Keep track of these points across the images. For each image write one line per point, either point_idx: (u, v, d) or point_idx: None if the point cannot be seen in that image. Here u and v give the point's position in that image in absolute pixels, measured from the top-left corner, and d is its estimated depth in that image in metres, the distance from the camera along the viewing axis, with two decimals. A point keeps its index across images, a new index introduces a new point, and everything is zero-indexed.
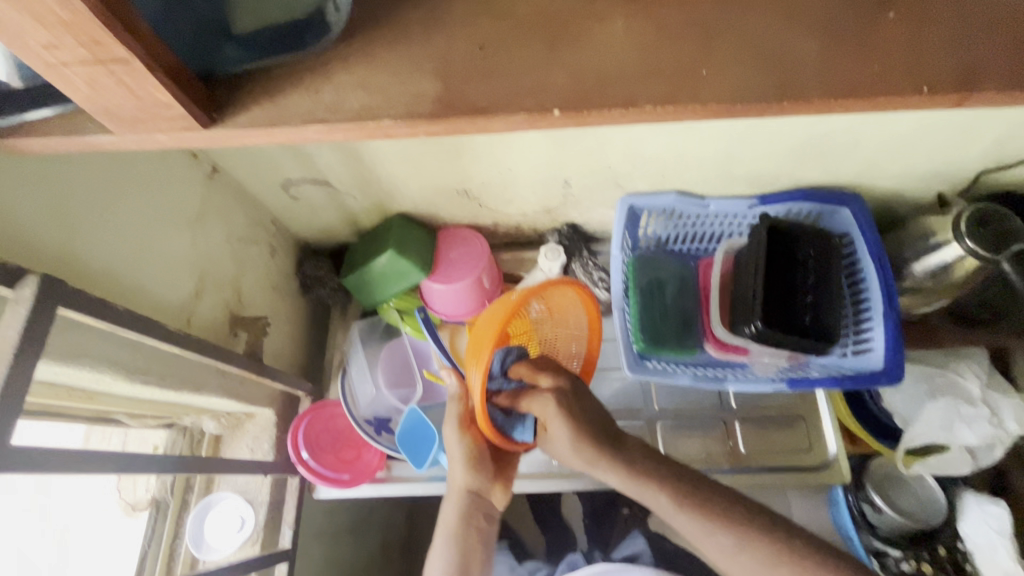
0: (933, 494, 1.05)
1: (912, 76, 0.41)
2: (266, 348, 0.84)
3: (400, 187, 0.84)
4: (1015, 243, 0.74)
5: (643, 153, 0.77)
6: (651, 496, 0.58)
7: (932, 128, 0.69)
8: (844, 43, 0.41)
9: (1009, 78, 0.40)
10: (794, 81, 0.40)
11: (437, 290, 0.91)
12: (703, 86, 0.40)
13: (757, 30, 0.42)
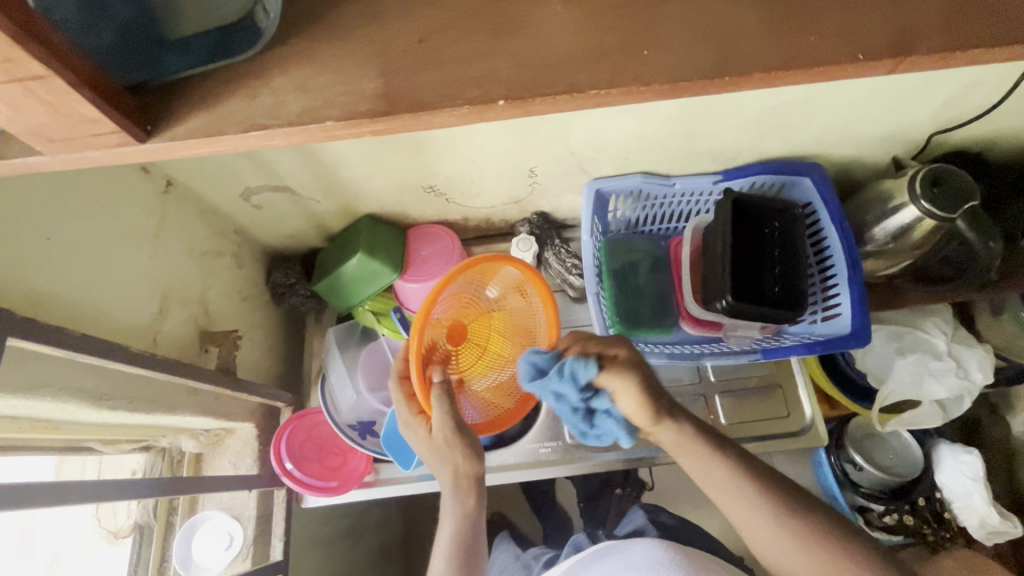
0: (908, 447, 1.11)
1: (850, 43, 0.42)
2: (240, 359, 0.83)
3: (365, 188, 0.83)
4: (969, 202, 0.76)
5: (607, 137, 0.77)
6: (677, 445, 0.60)
7: (883, 92, 0.71)
8: (780, 12, 0.42)
9: (943, 40, 0.41)
10: (734, 54, 0.41)
11: (413, 288, 0.91)
12: (646, 65, 0.40)
13: (694, 4, 0.42)
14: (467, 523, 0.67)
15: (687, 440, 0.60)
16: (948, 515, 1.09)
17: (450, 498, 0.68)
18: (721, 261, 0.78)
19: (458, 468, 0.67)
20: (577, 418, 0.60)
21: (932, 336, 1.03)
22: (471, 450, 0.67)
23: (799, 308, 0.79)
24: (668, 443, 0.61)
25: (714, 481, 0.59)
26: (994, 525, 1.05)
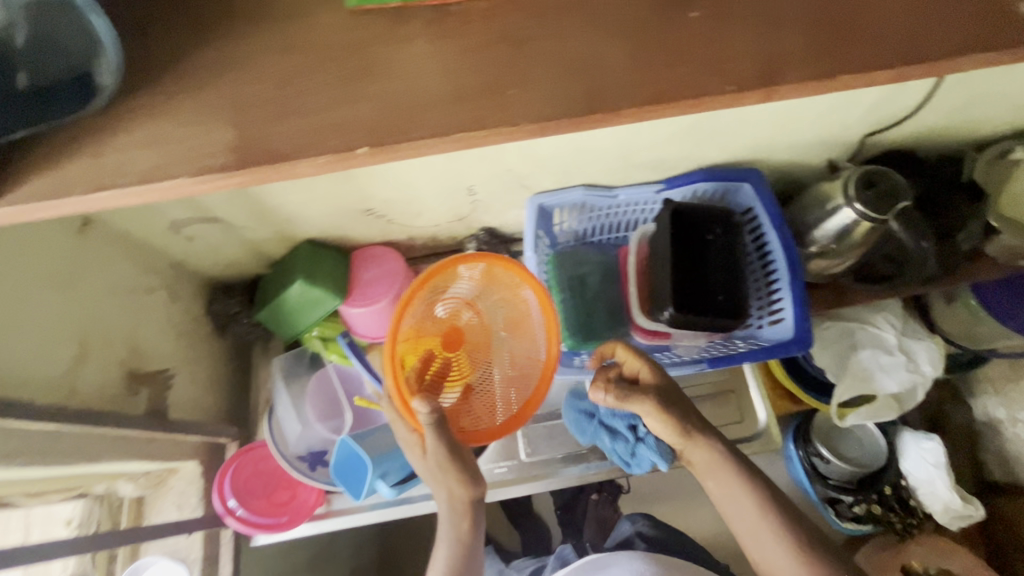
0: (873, 439, 1.14)
1: (720, 75, 0.43)
2: (171, 399, 0.78)
3: (301, 214, 0.80)
4: (902, 201, 0.77)
5: (541, 153, 0.76)
6: (707, 463, 0.69)
7: (802, 105, 0.73)
8: (647, 44, 0.43)
9: (807, 71, 0.43)
10: (599, 92, 0.42)
11: (358, 313, 0.88)
12: (511, 106, 0.42)
13: (565, 41, 0.43)
14: (462, 546, 0.67)
15: (717, 459, 0.69)
16: (913, 502, 1.11)
17: (445, 523, 0.68)
18: (665, 273, 0.79)
19: (456, 493, 0.68)
20: (624, 449, 0.84)
21: (882, 331, 1.05)
22: (467, 475, 0.67)
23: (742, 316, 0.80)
24: (700, 462, 0.70)
25: (732, 497, 0.68)
26: (959, 509, 1.06)
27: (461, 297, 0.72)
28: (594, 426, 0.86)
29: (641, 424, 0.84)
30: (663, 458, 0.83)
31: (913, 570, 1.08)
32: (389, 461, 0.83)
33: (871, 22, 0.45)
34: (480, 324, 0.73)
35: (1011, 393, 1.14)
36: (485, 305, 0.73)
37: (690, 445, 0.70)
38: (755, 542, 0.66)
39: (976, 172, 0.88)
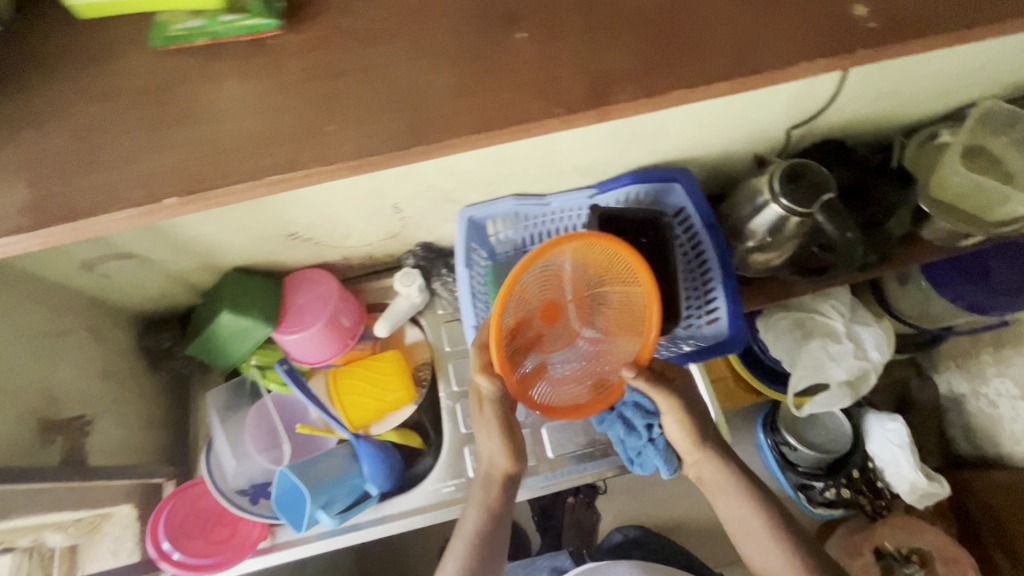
0: (839, 424, 1.14)
1: (545, 96, 0.43)
2: (92, 445, 0.76)
3: (222, 244, 0.78)
4: (825, 194, 0.76)
5: (462, 167, 0.75)
6: (713, 474, 0.76)
7: (725, 101, 0.72)
8: (468, 63, 0.44)
9: (636, 87, 0.43)
10: (424, 115, 0.43)
11: (292, 340, 0.86)
12: (324, 143, 0.43)
13: (389, 64, 0.44)
14: (495, 521, 0.72)
15: (725, 476, 0.76)
16: (880, 484, 1.11)
17: (487, 496, 0.74)
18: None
19: (494, 456, 0.75)
20: (633, 446, 0.85)
21: (830, 319, 1.05)
22: (511, 437, 0.74)
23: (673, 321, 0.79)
24: (709, 478, 0.77)
25: (733, 507, 0.75)
26: (925, 489, 1.05)
27: (567, 276, 0.69)
28: (616, 414, 0.86)
29: (658, 429, 0.84)
30: (664, 466, 0.84)
31: (886, 550, 1.06)
32: (330, 491, 0.83)
33: (698, 30, 0.45)
34: (579, 304, 0.71)
35: (972, 367, 1.17)
36: (595, 287, 0.71)
37: (702, 458, 0.77)
38: (756, 548, 0.72)
39: (906, 157, 0.88)
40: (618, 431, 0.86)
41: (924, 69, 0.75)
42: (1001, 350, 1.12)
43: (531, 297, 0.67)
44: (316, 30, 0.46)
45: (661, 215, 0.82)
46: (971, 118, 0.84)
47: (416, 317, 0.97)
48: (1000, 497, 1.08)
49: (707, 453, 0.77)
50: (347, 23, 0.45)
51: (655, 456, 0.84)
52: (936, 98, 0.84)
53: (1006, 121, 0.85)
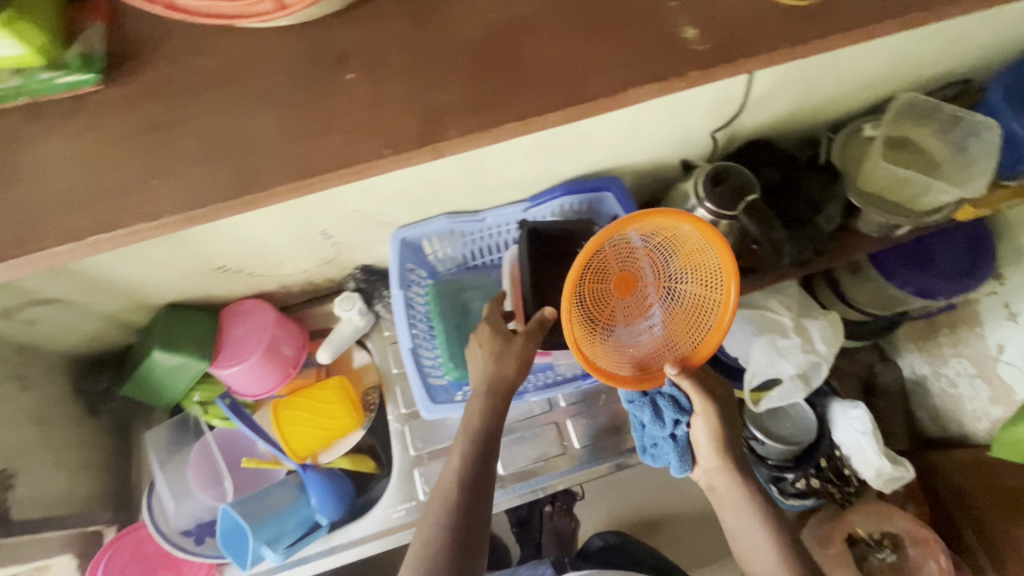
0: (806, 415, 1.13)
1: (380, 137, 0.41)
2: (22, 498, 0.74)
3: (148, 282, 0.77)
4: (748, 196, 0.77)
5: (385, 191, 0.74)
6: (727, 486, 0.73)
7: (645, 107, 0.72)
8: (298, 113, 0.42)
9: (467, 120, 0.41)
10: (249, 167, 0.42)
11: (231, 373, 0.84)
12: (146, 199, 0.42)
13: (214, 119, 0.43)
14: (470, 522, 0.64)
15: (737, 488, 0.72)
16: (847, 471, 1.10)
17: (459, 490, 0.65)
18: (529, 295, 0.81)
19: (504, 370, 0.71)
20: (651, 434, 0.78)
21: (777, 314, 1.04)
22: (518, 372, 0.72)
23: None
24: (722, 488, 0.73)
25: (744, 526, 0.71)
26: (890, 473, 1.05)
27: (651, 260, 0.74)
28: (646, 401, 0.75)
29: (682, 429, 0.75)
30: (678, 465, 0.77)
31: (858, 538, 1.10)
32: (272, 526, 0.81)
33: (536, 62, 0.42)
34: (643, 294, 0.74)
35: (932, 350, 1.19)
36: (674, 276, 0.72)
37: (717, 465, 0.73)
38: (757, 559, 0.69)
39: (834, 150, 0.88)
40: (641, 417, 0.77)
41: (836, 65, 0.75)
42: (956, 333, 1.13)
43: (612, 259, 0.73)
44: (143, 81, 0.43)
45: (594, 225, 0.85)
46: (892, 110, 0.85)
47: (362, 340, 0.96)
48: (971, 476, 1.08)
49: (728, 462, 0.72)
50: (172, 71, 0.43)
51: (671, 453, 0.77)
52: (859, 94, 0.85)
53: (926, 110, 0.86)
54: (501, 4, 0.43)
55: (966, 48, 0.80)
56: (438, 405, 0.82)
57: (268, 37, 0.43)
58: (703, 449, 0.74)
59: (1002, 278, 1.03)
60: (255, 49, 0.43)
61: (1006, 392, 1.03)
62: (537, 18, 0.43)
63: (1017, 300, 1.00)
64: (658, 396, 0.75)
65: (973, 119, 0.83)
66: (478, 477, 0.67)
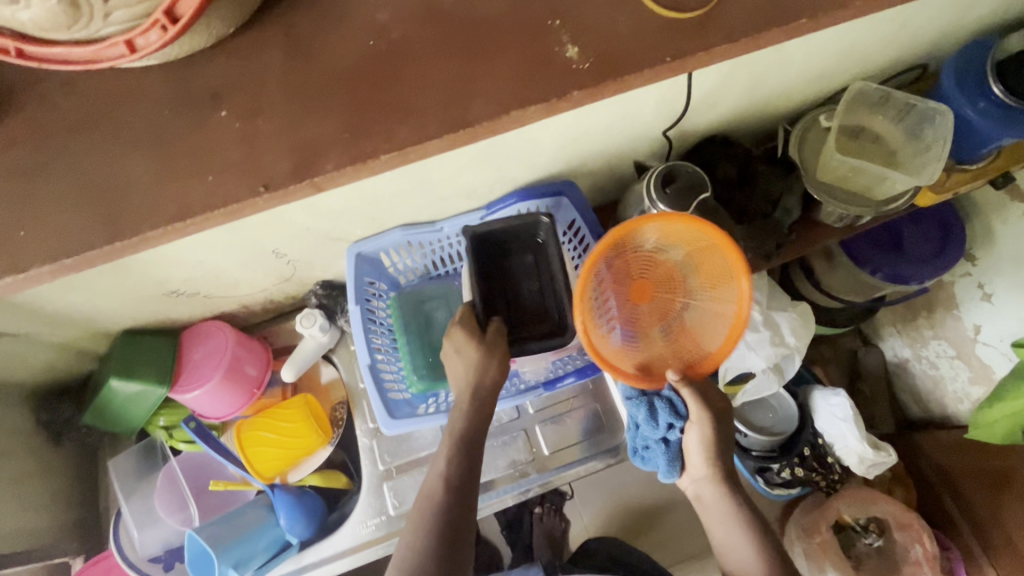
0: (786, 403, 1.09)
1: (253, 176, 0.44)
2: None
3: (96, 310, 0.75)
4: (701, 194, 0.76)
5: (333, 208, 0.73)
6: (713, 494, 0.71)
7: (592, 111, 0.69)
8: (175, 154, 0.44)
9: (342, 153, 0.44)
10: (123, 210, 0.44)
11: (193, 397, 0.83)
12: (24, 248, 0.44)
13: (98, 159, 0.45)
14: (455, 524, 0.62)
15: (725, 499, 0.70)
16: (830, 459, 1.06)
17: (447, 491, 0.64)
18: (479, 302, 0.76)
19: (483, 376, 0.69)
20: (643, 436, 0.78)
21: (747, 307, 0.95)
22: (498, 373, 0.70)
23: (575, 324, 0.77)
24: (708, 498, 0.72)
25: (727, 533, 0.69)
26: (873, 458, 1.02)
27: (671, 273, 0.71)
28: (642, 403, 0.76)
29: (674, 434, 0.75)
30: (667, 471, 0.76)
31: (845, 523, 1.08)
32: (238, 550, 0.81)
33: (410, 89, 0.45)
34: (660, 306, 0.71)
35: (912, 332, 1.16)
36: (691, 288, 0.71)
37: (705, 476, 0.72)
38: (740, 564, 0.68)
39: (791, 144, 0.86)
40: (637, 418, 0.78)
41: (787, 58, 0.72)
42: (934, 315, 1.10)
43: (631, 266, 0.71)
44: (12, 127, 0.46)
45: (541, 217, 0.79)
46: (844, 100, 0.82)
47: (329, 354, 0.95)
48: (958, 459, 1.07)
49: (715, 474, 0.71)
50: (48, 116, 0.46)
51: (661, 458, 0.76)
52: (817, 83, 0.82)
53: (880, 98, 0.83)
54: (377, 30, 0.46)
55: (925, 30, 0.77)
56: (396, 420, 0.84)
57: (143, 75, 0.46)
58: (694, 458, 0.73)
59: (974, 259, 1.01)
60: (138, 89, 0.45)
61: (984, 372, 1.02)
62: (412, 44, 0.46)
63: (990, 280, 0.99)
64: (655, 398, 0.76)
65: (925, 106, 0.79)
66: (466, 480, 0.66)
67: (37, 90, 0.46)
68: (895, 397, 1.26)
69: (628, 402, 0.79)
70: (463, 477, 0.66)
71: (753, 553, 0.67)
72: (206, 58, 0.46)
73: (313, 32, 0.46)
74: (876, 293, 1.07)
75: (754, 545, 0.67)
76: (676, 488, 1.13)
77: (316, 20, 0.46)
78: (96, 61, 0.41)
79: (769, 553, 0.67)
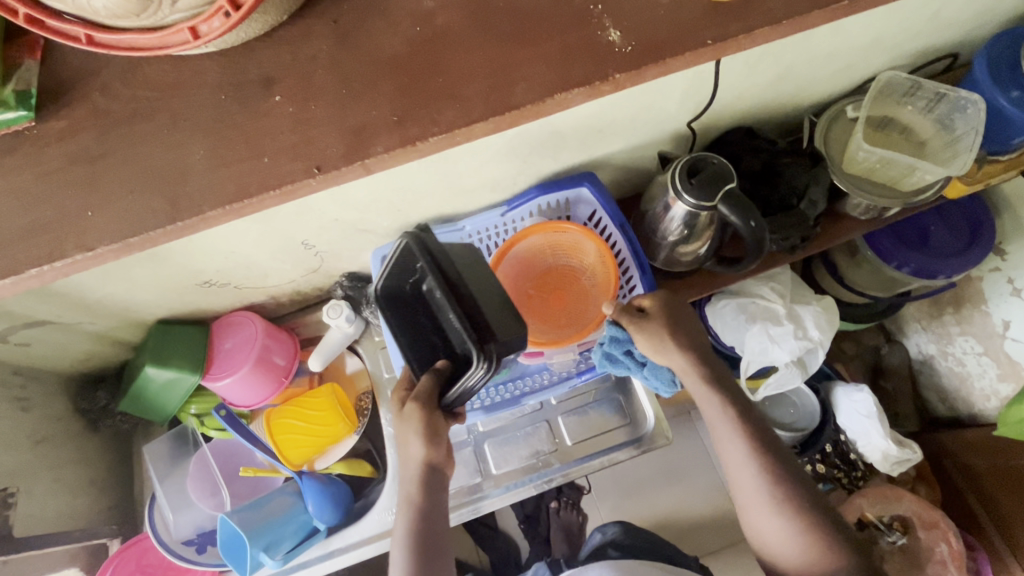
0: (808, 399, 1.08)
1: (305, 159, 0.45)
2: (23, 516, 0.76)
3: (133, 299, 0.78)
4: (726, 184, 0.72)
5: (363, 201, 0.74)
6: (714, 412, 0.68)
7: (617, 101, 0.69)
8: (229, 137, 0.46)
9: (390, 138, 0.45)
10: (177, 193, 0.46)
11: (225, 384, 0.86)
12: (85, 228, 0.46)
13: (150, 146, 0.46)
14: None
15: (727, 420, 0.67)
16: (853, 455, 1.07)
17: (409, 560, 0.68)
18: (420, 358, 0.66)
19: (409, 451, 0.67)
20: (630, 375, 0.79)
21: (771, 302, 0.94)
22: (431, 437, 0.66)
23: (481, 338, 0.56)
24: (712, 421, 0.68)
25: (733, 457, 0.66)
26: (897, 455, 1.01)
27: (552, 252, 0.85)
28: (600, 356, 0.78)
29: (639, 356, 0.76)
30: (669, 386, 0.78)
31: (868, 521, 1.03)
32: (267, 534, 0.82)
33: (452, 77, 0.46)
34: (560, 279, 0.86)
35: (938, 329, 1.14)
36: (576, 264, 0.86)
37: (705, 398, 0.68)
38: (747, 490, 0.65)
39: (817, 137, 0.84)
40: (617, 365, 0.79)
41: (815, 47, 0.71)
42: (961, 310, 1.08)
43: (525, 278, 0.86)
44: (76, 115, 0.47)
45: (417, 234, 0.60)
46: (872, 91, 0.80)
47: (354, 346, 0.97)
48: (981, 458, 1.05)
49: (716, 391, 0.68)
50: (107, 103, 0.47)
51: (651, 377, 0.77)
52: (847, 73, 0.81)
53: (909, 89, 0.81)
54: (423, 18, 0.47)
55: (960, 16, 0.76)
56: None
57: (196, 62, 0.47)
58: (713, 414, 0.68)
59: (1003, 253, 0.99)
60: (188, 76, 0.47)
61: (1014, 369, 1.00)
62: (457, 32, 0.47)
63: (1021, 275, 0.97)
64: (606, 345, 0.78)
65: (956, 95, 0.78)
66: (427, 541, 0.69)
67: (96, 80, 0.47)
68: (920, 395, 1.24)
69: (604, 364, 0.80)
70: (422, 541, 0.68)
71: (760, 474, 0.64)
72: (260, 45, 0.47)
73: (359, 20, 0.47)
74: (902, 288, 1.05)
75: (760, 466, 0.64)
76: (696, 481, 1.13)
77: (361, 9, 0.47)
78: (163, 47, 0.43)
79: (775, 473, 0.64)
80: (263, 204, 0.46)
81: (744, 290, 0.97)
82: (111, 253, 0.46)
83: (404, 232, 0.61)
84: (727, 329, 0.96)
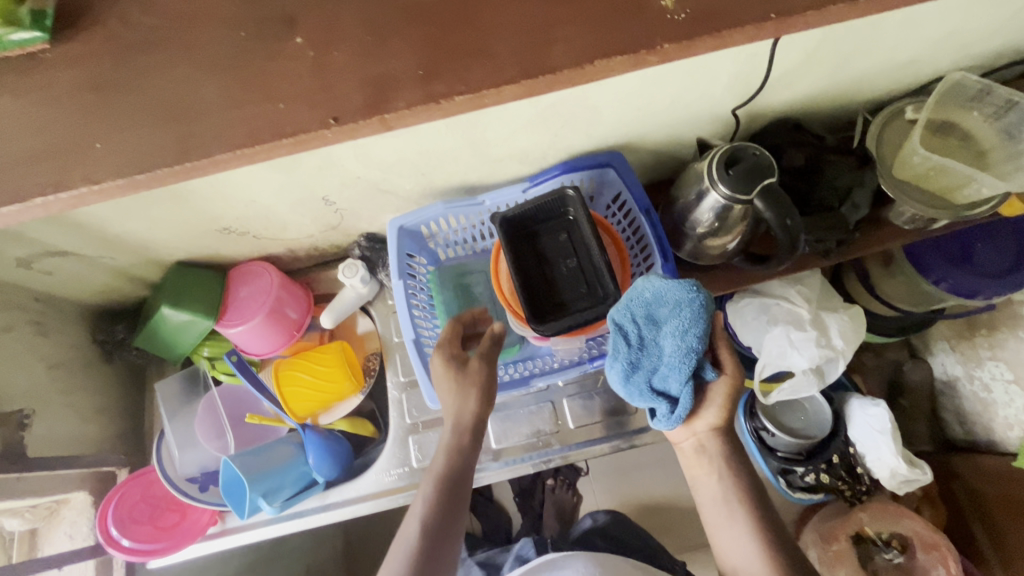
0: (820, 407, 1.04)
1: (321, 109, 0.44)
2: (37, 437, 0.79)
3: (152, 237, 0.78)
4: (765, 179, 0.68)
5: (384, 160, 0.72)
6: (712, 464, 0.66)
7: (657, 78, 0.65)
8: (242, 78, 0.44)
9: (410, 93, 0.43)
10: (186, 134, 0.44)
11: (236, 332, 0.86)
12: (91, 157, 0.45)
13: (162, 79, 0.45)
14: (442, 523, 0.64)
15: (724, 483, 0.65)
16: (859, 469, 1.02)
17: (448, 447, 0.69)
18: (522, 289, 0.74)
19: (465, 404, 0.70)
20: (638, 362, 0.64)
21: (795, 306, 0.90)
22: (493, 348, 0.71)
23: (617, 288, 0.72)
24: (708, 488, 0.66)
25: (728, 514, 0.64)
26: (907, 475, 0.96)
27: None
28: (673, 327, 0.62)
29: (710, 374, 0.64)
30: (677, 416, 0.64)
31: (866, 535, 1.02)
32: (264, 482, 0.83)
33: (481, 33, 0.43)
34: None
35: (967, 350, 1.09)
36: None
37: (710, 457, 0.66)
38: (733, 552, 0.63)
39: (868, 137, 0.79)
40: (631, 341, 0.64)
41: (876, 38, 0.66)
42: (995, 334, 1.03)
43: None
44: (89, 40, 0.46)
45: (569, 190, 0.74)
46: (936, 91, 0.75)
47: (367, 306, 0.97)
48: (992, 485, 1.02)
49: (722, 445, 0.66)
50: (122, 32, 0.46)
51: (681, 400, 0.63)
52: (910, 69, 0.75)
53: (978, 93, 0.75)
54: None
55: None
56: None
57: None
58: (710, 471, 0.66)
59: None
60: (206, 8, 0.45)
61: None
62: None
63: None
64: (663, 319, 0.63)
65: None
66: (459, 480, 0.68)
67: (113, 7, 0.46)
68: (938, 417, 1.19)
69: (615, 321, 0.65)
70: (455, 478, 0.67)
71: (749, 534, 0.62)
72: None
73: None
74: (936, 304, 0.99)
75: (751, 526, 0.62)
76: None
77: None
78: None
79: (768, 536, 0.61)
80: (272, 153, 0.44)
81: (768, 292, 0.93)
82: (117, 188, 0.45)
83: (567, 186, 0.74)
84: (747, 332, 0.93)
